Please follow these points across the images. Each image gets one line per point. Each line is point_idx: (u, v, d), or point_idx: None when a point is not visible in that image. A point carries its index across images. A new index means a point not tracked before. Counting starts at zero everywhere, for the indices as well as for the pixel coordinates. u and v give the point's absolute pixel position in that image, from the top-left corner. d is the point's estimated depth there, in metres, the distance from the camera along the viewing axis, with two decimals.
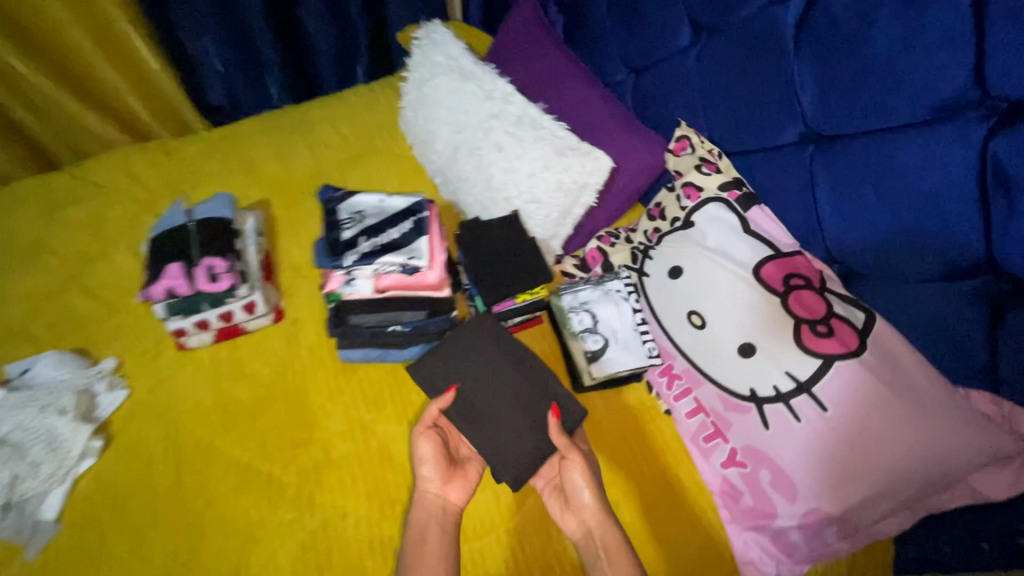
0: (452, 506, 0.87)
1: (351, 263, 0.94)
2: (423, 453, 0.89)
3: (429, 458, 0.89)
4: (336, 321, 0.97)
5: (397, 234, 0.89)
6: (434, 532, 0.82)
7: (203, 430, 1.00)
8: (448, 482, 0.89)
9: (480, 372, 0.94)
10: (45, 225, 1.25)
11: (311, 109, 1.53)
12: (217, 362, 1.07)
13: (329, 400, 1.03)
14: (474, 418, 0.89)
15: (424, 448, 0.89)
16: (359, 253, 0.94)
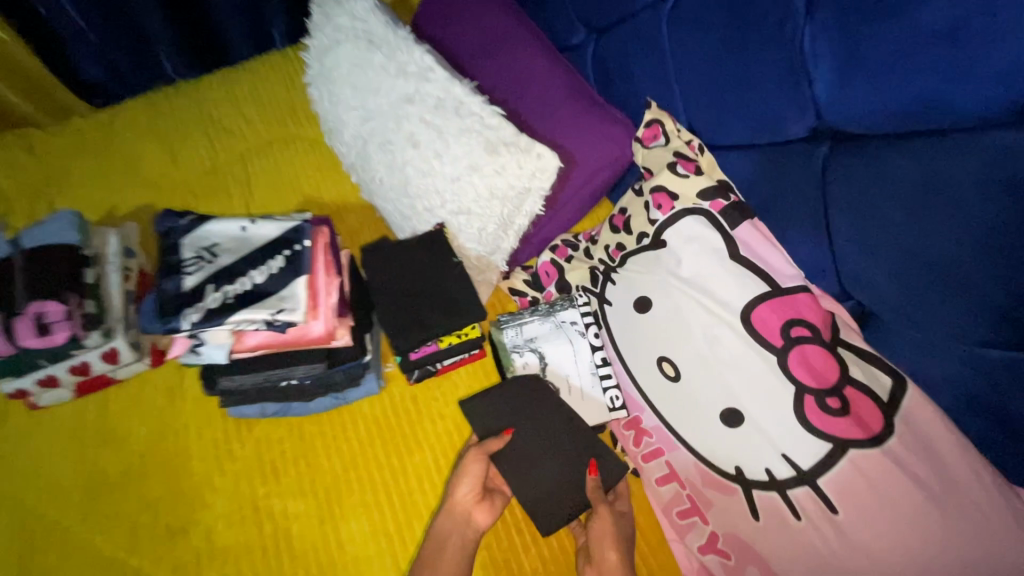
0: (476, 529, 0.74)
1: (194, 323, 0.60)
2: (464, 470, 0.76)
3: (468, 476, 0.75)
4: (208, 382, 0.75)
5: (261, 275, 0.65)
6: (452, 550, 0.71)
7: (59, 514, 0.80)
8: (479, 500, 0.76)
9: (486, 428, 0.81)
10: None
11: (208, 84, 1.24)
12: (80, 422, 0.87)
13: (218, 470, 0.83)
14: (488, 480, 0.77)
15: (470, 468, 0.76)
16: (205, 309, 0.61)
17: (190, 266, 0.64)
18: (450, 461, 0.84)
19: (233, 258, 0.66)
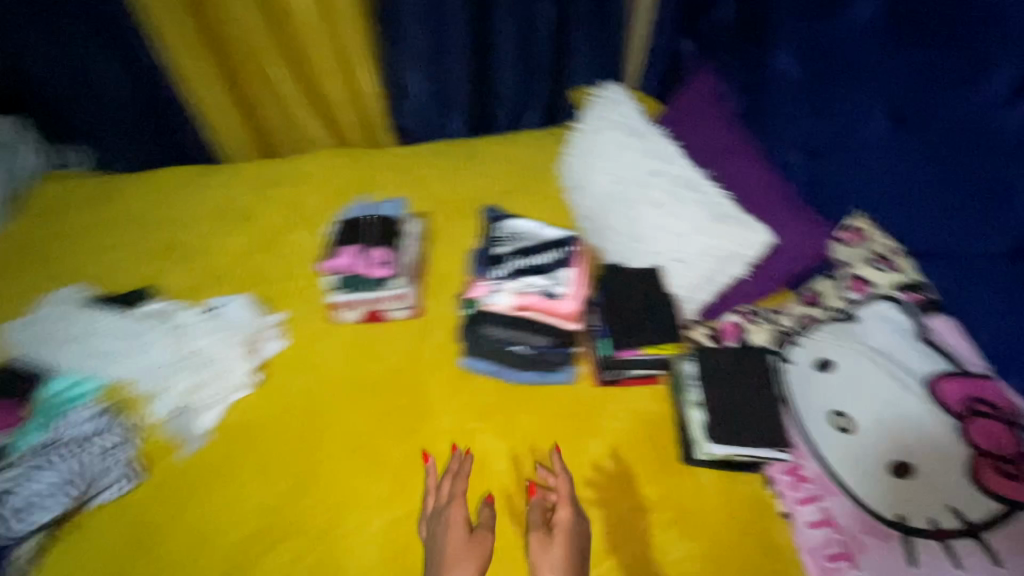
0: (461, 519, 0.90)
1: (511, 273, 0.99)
2: (446, 535, 0.87)
3: (454, 519, 0.90)
4: (472, 325, 1.06)
5: None
6: (451, 530, 0.88)
7: (335, 393, 1.13)
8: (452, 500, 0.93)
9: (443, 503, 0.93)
10: (262, 198, 1.53)
11: (484, 141, 1.67)
12: (357, 338, 1.20)
13: (443, 398, 1.10)
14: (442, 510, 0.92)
15: (451, 535, 0.87)
16: None
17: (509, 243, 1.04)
18: (619, 447, 1.01)
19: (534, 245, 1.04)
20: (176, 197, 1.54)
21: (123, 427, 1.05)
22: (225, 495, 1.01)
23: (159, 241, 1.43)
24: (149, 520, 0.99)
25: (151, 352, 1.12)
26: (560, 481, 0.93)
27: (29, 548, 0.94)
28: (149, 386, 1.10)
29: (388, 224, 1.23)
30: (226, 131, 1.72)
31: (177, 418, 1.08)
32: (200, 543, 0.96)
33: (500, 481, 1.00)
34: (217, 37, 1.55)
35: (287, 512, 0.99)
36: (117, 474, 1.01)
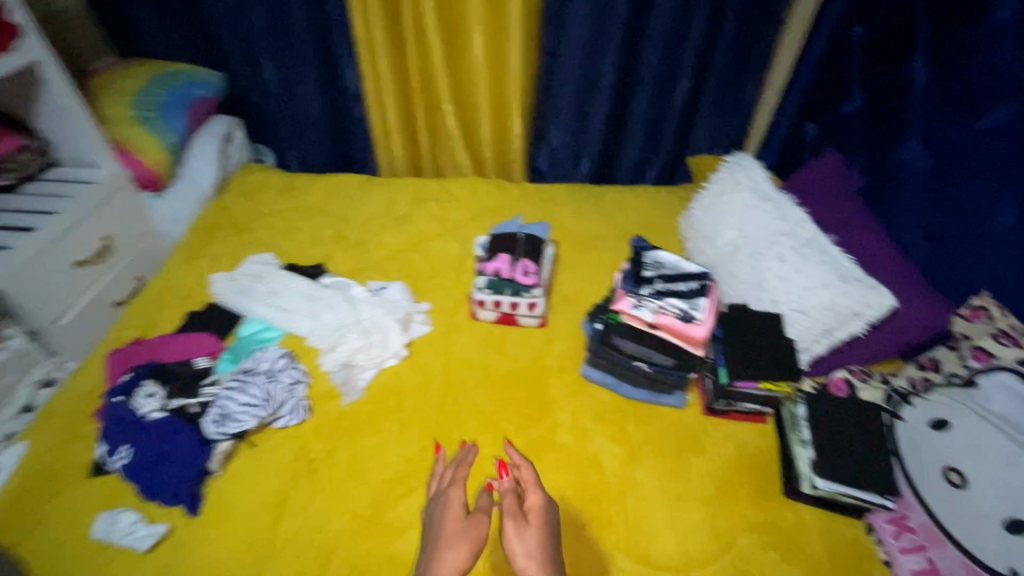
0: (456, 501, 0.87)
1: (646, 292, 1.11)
2: (445, 516, 0.84)
3: (452, 502, 0.87)
4: (601, 337, 1.18)
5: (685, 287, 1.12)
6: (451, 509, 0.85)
7: (467, 376, 1.26)
8: (453, 485, 0.90)
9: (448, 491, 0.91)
10: (414, 208, 1.78)
11: (606, 189, 1.88)
12: (491, 335, 1.36)
13: (564, 397, 1.21)
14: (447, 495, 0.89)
15: (451, 514, 0.84)
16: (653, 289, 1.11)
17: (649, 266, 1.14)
18: (728, 470, 1.10)
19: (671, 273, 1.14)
20: (344, 196, 1.82)
21: (299, 370, 1.22)
22: (368, 442, 1.13)
23: (329, 230, 1.68)
24: (307, 448, 1.11)
25: (326, 313, 1.32)
26: (524, 466, 0.90)
27: (219, 453, 1.07)
28: (321, 341, 1.29)
29: (532, 241, 1.38)
30: (389, 150, 2.02)
31: (340, 371, 1.24)
32: (351, 479, 1.07)
33: (612, 479, 1.07)
34: (405, 75, 1.86)
35: (423, 467, 1.09)
36: (291, 407, 1.15)
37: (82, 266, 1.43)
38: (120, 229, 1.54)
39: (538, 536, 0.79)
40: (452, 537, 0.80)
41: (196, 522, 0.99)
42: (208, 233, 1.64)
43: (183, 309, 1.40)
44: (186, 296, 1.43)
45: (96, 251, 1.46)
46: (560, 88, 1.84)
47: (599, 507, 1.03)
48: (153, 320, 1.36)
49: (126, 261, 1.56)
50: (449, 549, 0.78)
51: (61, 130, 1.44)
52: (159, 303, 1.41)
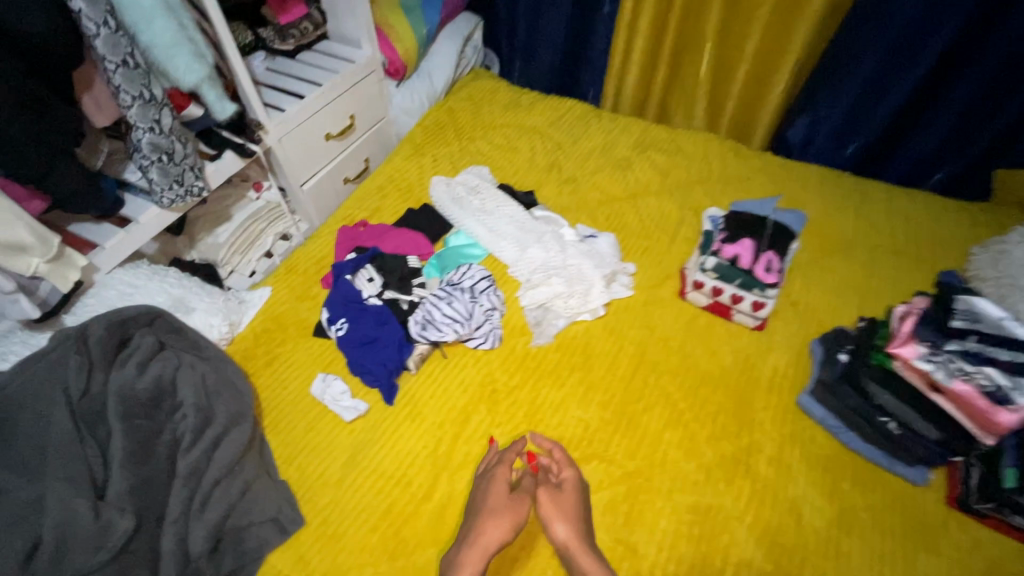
0: (496, 471, 0.94)
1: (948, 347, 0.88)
2: (490, 488, 0.92)
3: (494, 478, 0.93)
4: (847, 375, 1.00)
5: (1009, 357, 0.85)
6: (492, 482, 0.93)
7: (662, 359, 1.15)
8: (498, 458, 0.97)
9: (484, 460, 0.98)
10: (636, 154, 1.61)
11: (870, 186, 1.52)
12: (695, 321, 1.22)
13: (771, 422, 1.05)
14: (489, 467, 0.96)
15: (495, 484, 0.92)
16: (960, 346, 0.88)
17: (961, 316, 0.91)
18: None
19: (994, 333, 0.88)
20: (565, 124, 1.70)
21: (496, 298, 1.20)
22: (550, 392, 1.09)
23: (544, 156, 1.60)
24: (491, 379, 1.11)
25: (533, 247, 1.27)
26: (556, 447, 0.99)
27: (416, 353, 1.11)
28: (522, 273, 1.25)
29: (783, 232, 1.15)
30: (621, 82, 1.83)
31: (535, 310, 1.20)
32: (526, 425, 1.04)
33: (811, 539, 0.91)
34: None
35: (602, 441, 1.02)
36: (485, 333, 1.14)
37: (333, 140, 1.54)
38: (365, 111, 1.62)
39: (571, 502, 0.90)
40: (495, 506, 0.89)
41: (390, 412, 1.05)
42: (433, 133, 1.65)
43: (403, 204, 1.45)
44: (406, 191, 1.48)
45: (345, 128, 1.57)
46: (859, 46, 1.47)
47: (790, 562, 0.89)
48: (377, 206, 1.44)
49: (362, 142, 1.66)
50: (492, 518, 0.87)
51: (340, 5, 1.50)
52: (384, 191, 1.48)
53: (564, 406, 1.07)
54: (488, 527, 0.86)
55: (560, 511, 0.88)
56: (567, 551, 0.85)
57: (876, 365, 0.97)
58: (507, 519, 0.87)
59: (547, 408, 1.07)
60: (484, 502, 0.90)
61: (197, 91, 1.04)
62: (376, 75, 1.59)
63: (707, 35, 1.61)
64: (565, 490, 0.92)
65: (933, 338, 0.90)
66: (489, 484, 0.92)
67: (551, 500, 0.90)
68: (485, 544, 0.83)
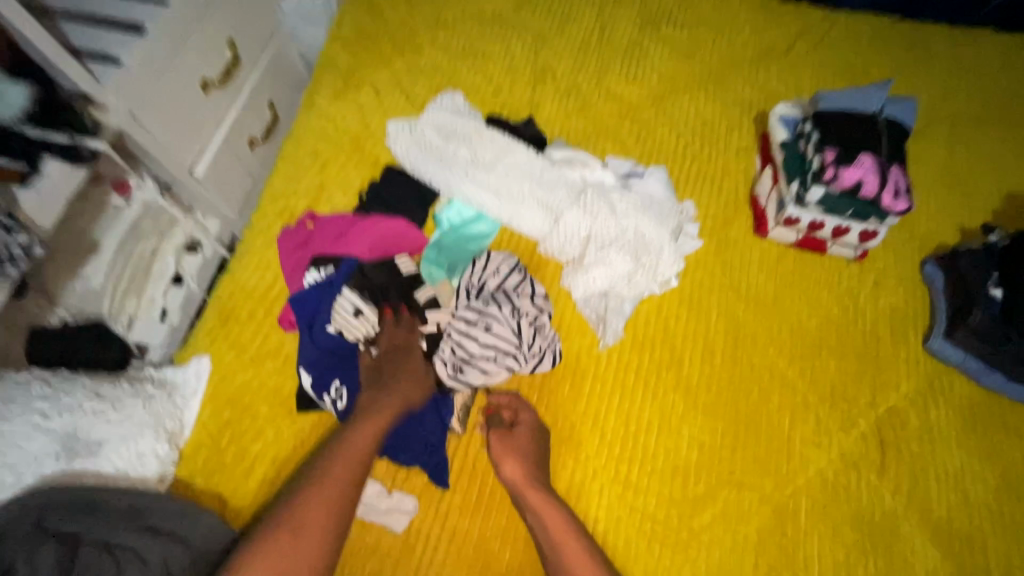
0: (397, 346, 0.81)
1: None
2: (395, 360, 0.79)
3: (400, 356, 0.80)
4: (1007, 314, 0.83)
5: None
6: (402, 361, 0.79)
7: (760, 327, 0.91)
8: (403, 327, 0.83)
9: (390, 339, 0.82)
10: (644, 32, 1.19)
11: (929, 30, 1.23)
12: (783, 264, 0.96)
13: (906, 379, 0.87)
14: (394, 346, 0.81)
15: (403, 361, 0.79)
16: None
17: None
18: None
19: None
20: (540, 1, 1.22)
21: (541, 297, 0.87)
22: (642, 408, 0.84)
23: (528, 57, 1.14)
24: (566, 417, 0.83)
25: (569, 211, 0.92)
26: (516, 396, 0.82)
27: (459, 408, 0.81)
28: (562, 251, 0.92)
29: (897, 133, 0.87)
30: None
31: (593, 301, 0.90)
32: (626, 461, 0.80)
33: (985, 516, 0.78)
34: None
35: (725, 459, 0.81)
36: (542, 352, 0.83)
37: (214, 89, 1.01)
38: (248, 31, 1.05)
39: (525, 441, 0.76)
40: (394, 381, 0.77)
41: (452, 498, 0.76)
42: (359, 45, 1.12)
43: (354, 171, 0.99)
44: (352, 150, 1.01)
45: (226, 66, 1.02)
46: None
47: (975, 554, 0.75)
48: (319, 184, 0.98)
49: (257, 79, 1.12)
50: (394, 392, 0.76)
51: None
52: (321, 157, 1.00)
53: (664, 423, 0.83)
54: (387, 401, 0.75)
55: (519, 461, 0.74)
56: (515, 490, 0.73)
57: None
58: (406, 391, 0.77)
59: (652, 433, 0.82)
60: (393, 376, 0.78)
61: None
62: None
63: None
64: (520, 432, 0.77)
65: None
66: (397, 367, 0.79)
67: (501, 445, 0.76)
68: (379, 426, 0.72)
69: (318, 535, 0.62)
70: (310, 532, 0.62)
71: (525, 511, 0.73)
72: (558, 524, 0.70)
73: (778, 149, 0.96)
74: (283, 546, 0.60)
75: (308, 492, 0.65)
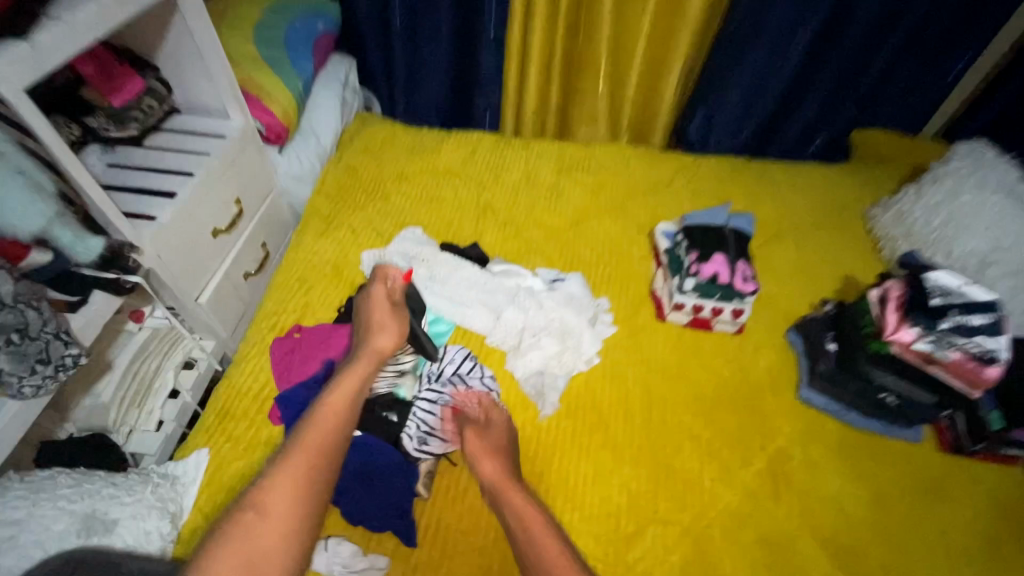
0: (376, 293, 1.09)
1: (946, 327, 0.95)
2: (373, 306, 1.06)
3: (380, 304, 1.07)
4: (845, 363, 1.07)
5: (982, 320, 0.96)
6: (380, 307, 1.06)
7: (668, 392, 1.12)
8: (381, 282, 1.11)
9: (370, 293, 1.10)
10: (561, 177, 1.57)
11: (769, 166, 1.66)
12: (682, 340, 1.21)
13: (789, 426, 1.08)
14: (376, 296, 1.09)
15: (382, 307, 1.06)
16: (950, 322, 0.95)
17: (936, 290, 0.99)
18: (987, 519, 0.98)
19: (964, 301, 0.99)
20: (480, 158, 1.60)
21: (489, 378, 1.08)
22: (578, 465, 1.00)
23: (474, 199, 1.47)
24: (517, 477, 0.98)
25: (509, 310, 1.17)
26: (483, 397, 1.03)
27: (423, 475, 0.95)
28: (505, 341, 1.15)
29: (743, 238, 1.20)
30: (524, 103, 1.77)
31: (532, 379, 1.11)
32: (568, 511, 0.95)
33: (862, 530, 0.95)
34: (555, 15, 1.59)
35: (649, 501, 0.97)
36: None
37: (221, 235, 1.26)
38: (251, 191, 1.35)
39: (497, 438, 0.96)
40: (377, 326, 1.03)
41: (418, 555, 0.88)
42: (340, 198, 1.43)
43: (334, 291, 1.23)
44: (333, 276, 1.26)
45: (232, 217, 1.29)
46: (736, 50, 1.58)
47: (858, 561, 0.91)
48: (305, 303, 1.20)
49: (254, 228, 1.39)
50: (378, 333, 1.01)
51: (188, 76, 1.22)
52: (307, 282, 1.24)
53: (597, 476, 0.99)
54: (377, 332, 1.01)
55: (494, 460, 0.92)
56: (494, 486, 0.89)
57: (877, 355, 1.03)
58: (388, 330, 1.02)
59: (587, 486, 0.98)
60: (377, 319, 1.04)
61: (47, 235, 0.81)
62: (255, 147, 1.33)
63: (601, 50, 1.62)
64: (493, 430, 0.97)
65: (932, 321, 0.95)
66: (377, 314, 1.05)
67: (478, 444, 0.94)
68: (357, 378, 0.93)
69: (314, 456, 0.79)
70: (273, 525, 0.71)
71: (501, 505, 0.88)
72: (530, 513, 0.85)
73: (664, 253, 1.27)
74: (250, 521, 0.71)
75: (307, 424, 0.82)
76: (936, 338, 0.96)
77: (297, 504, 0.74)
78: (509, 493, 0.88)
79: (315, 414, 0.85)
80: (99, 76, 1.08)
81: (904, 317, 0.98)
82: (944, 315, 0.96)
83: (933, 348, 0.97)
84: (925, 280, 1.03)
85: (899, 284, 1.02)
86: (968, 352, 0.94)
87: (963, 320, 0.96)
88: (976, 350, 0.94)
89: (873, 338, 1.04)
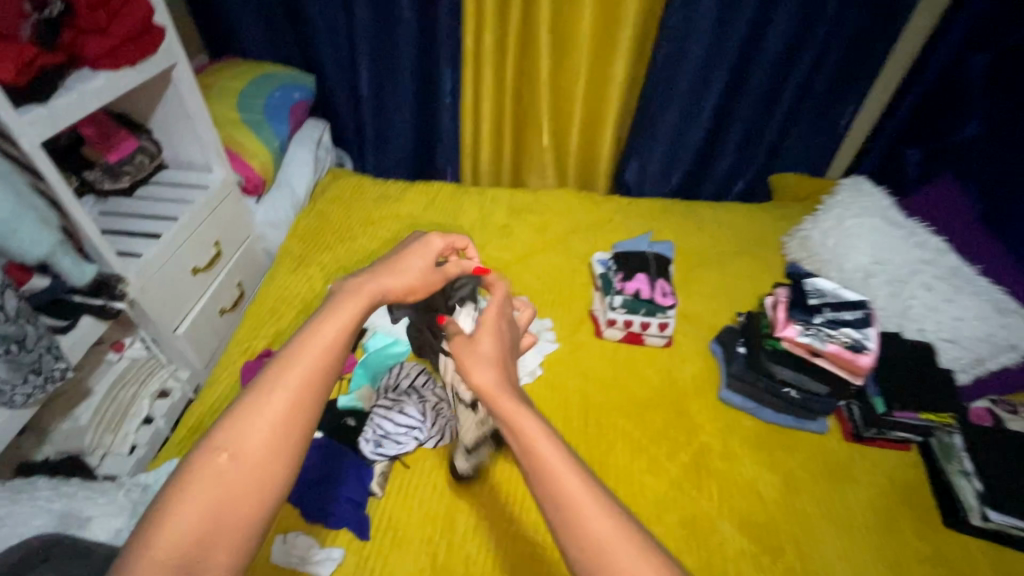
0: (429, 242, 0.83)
1: (817, 321, 1.18)
2: (415, 245, 0.83)
3: (425, 248, 0.83)
4: (751, 362, 1.23)
5: (851, 316, 1.18)
6: (419, 249, 0.82)
7: (603, 398, 1.25)
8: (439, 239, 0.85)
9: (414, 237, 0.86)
10: (511, 218, 1.76)
11: (696, 205, 1.88)
12: (617, 354, 1.35)
13: (711, 423, 1.20)
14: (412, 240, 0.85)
15: (417, 247, 0.82)
16: (821, 318, 1.18)
17: (811, 293, 1.23)
18: (884, 496, 1.10)
19: (835, 302, 1.22)
20: (440, 204, 1.79)
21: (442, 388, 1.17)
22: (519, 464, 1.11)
23: None
24: (463, 475, 1.08)
25: None
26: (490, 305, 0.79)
27: (378, 474, 1.05)
28: None
29: (661, 261, 1.40)
30: (479, 158, 2.00)
31: None
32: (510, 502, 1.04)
33: (774, 509, 1.06)
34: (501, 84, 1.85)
35: None
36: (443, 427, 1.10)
37: (200, 273, 1.40)
38: (230, 235, 1.50)
39: (491, 347, 0.73)
40: (404, 258, 0.80)
41: (371, 546, 0.96)
42: (311, 240, 1.59)
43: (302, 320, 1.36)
44: (302, 307, 1.39)
45: (212, 258, 1.43)
46: (656, 111, 1.85)
47: (770, 535, 1.02)
48: (275, 331, 1.32)
49: (231, 268, 1.53)
50: (405, 267, 0.79)
51: (178, 137, 1.40)
52: (278, 313, 1.37)
53: None
54: (402, 267, 0.79)
55: (484, 369, 0.69)
56: (485, 398, 0.66)
57: (772, 350, 1.22)
58: (414, 270, 0.79)
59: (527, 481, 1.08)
60: (406, 257, 0.80)
61: (49, 261, 0.94)
62: (236, 196, 1.49)
63: (543, 111, 1.87)
64: (482, 340, 0.73)
65: (805, 317, 1.18)
66: (408, 248, 0.82)
67: (469, 352, 0.71)
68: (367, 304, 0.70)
69: (308, 400, 0.61)
70: (249, 466, 0.56)
71: (496, 419, 0.65)
72: (532, 430, 0.61)
73: (598, 278, 1.44)
74: (223, 476, 0.55)
75: (293, 352, 0.62)
76: (814, 331, 1.17)
77: (284, 451, 0.58)
78: (507, 404, 0.64)
79: (305, 338, 0.64)
80: (99, 138, 1.28)
81: (788, 317, 1.20)
82: (817, 312, 1.19)
83: (814, 341, 1.16)
84: (807, 288, 1.28)
85: (786, 291, 1.26)
86: (839, 344, 1.13)
87: (835, 317, 1.18)
88: (845, 340, 1.13)
89: (769, 337, 1.26)
